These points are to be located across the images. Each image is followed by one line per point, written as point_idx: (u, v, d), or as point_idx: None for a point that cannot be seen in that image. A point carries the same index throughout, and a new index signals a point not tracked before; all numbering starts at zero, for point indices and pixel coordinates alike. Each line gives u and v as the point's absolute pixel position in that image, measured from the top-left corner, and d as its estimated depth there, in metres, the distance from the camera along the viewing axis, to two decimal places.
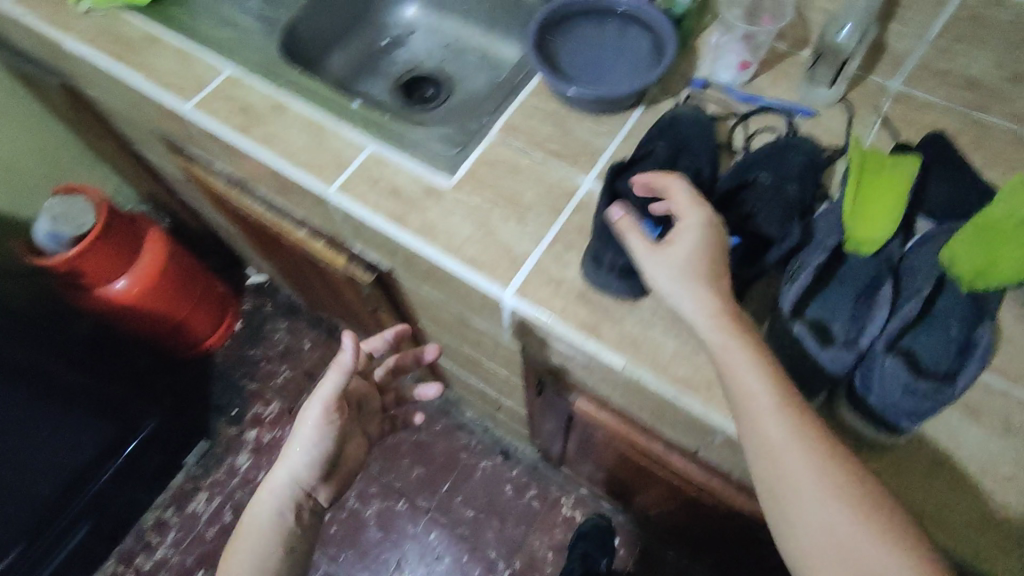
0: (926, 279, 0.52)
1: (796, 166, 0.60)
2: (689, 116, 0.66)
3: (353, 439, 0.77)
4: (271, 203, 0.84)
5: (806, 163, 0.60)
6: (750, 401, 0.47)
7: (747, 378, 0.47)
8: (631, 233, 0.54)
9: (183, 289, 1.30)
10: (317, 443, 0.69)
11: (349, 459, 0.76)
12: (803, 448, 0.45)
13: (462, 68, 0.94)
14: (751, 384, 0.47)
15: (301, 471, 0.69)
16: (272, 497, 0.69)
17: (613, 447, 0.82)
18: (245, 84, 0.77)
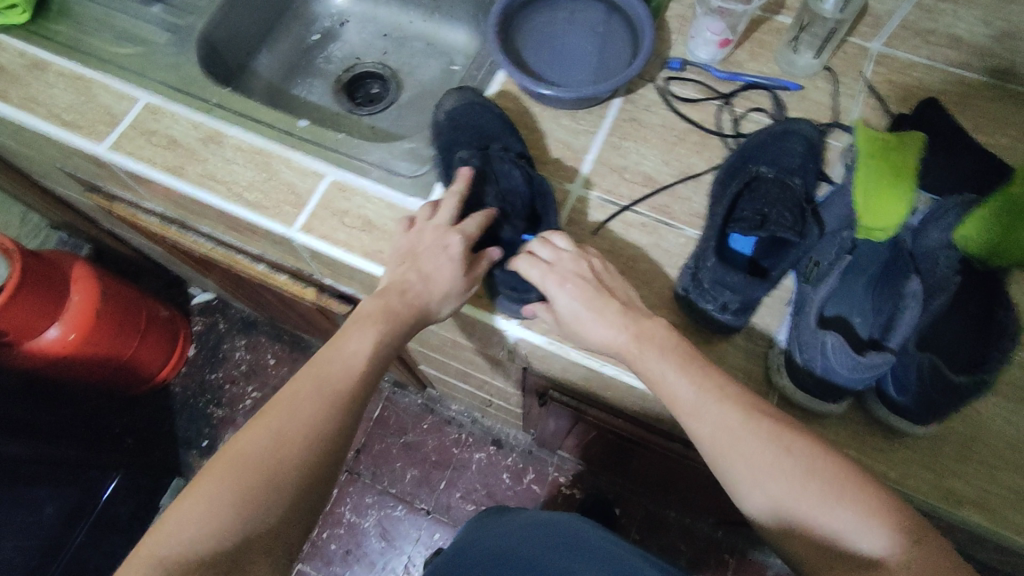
0: (945, 268, 0.50)
1: (798, 154, 0.59)
2: (457, 107, 0.65)
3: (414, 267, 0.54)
4: (220, 239, 0.75)
5: (806, 149, 0.59)
6: (716, 425, 0.45)
7: (704, 411, 0.45)
8: (559, 290, 0.51)
9: (124, 326, 1.18)
10: (460, 292, 0.55)
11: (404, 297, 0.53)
12: (779, 471, 0.43)
13: (409, 58, 0.85)
14: (707, 416, 0.45)
15: (438, 300, 0.54)
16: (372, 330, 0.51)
17: (624, 443, 0.80)
18: (168, 113, 0.66)
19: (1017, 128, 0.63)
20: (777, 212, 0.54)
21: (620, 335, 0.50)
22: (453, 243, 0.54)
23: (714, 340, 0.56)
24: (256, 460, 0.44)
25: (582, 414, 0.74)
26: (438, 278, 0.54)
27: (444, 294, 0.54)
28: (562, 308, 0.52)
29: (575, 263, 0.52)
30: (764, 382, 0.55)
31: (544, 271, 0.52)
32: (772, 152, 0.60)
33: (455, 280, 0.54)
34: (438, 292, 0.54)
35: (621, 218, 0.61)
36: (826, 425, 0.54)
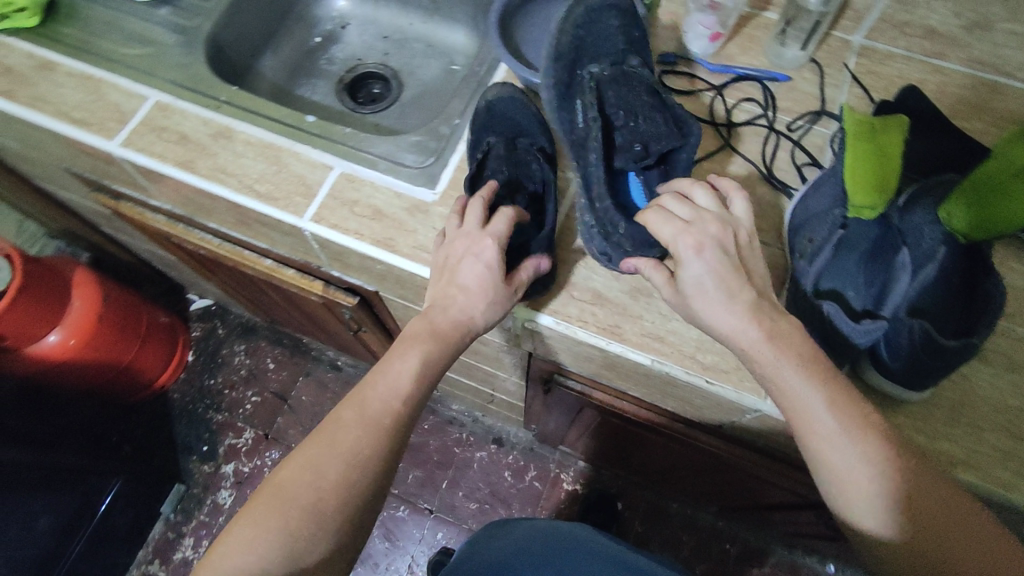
0: (931, 240, 0.52)
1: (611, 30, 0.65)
2: (504, 96, 0.67)
3: (463, 270, 0.55)
4: (229, 234, 0.77)
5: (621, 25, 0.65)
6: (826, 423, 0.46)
7: (817, 414, 0.46)
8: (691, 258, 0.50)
9: (123, 331, 1.18)
10: (504, 302, 0.55)
11: (462, 302, 0.55)
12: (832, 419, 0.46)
13: (409, 59, 0.87)
14: (824, 420, 0.46)
15: (481, 311, 0.55)
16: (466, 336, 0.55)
17: (627, 428, 0.82)
18: (177, 111, 0.68)
19: (994, 113, 0.67)
20: (647, 125, 0.60)
21: (744, 312, 0.49)
22: (489, 249, 0.55)
23: None
24: (317, 471, 0.49)
25: (586, 399, 0.76)
26: (485, 291, 0.55)
27: (487, 305, 0.55)
28: (689, 277, 0.50)
29: (717, 223, 0.52)
30: None
31: (679, 231, 0.51)
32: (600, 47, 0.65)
33: (502, 292, 0.55)
34: (482, 301, 0.55)
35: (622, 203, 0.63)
36: None
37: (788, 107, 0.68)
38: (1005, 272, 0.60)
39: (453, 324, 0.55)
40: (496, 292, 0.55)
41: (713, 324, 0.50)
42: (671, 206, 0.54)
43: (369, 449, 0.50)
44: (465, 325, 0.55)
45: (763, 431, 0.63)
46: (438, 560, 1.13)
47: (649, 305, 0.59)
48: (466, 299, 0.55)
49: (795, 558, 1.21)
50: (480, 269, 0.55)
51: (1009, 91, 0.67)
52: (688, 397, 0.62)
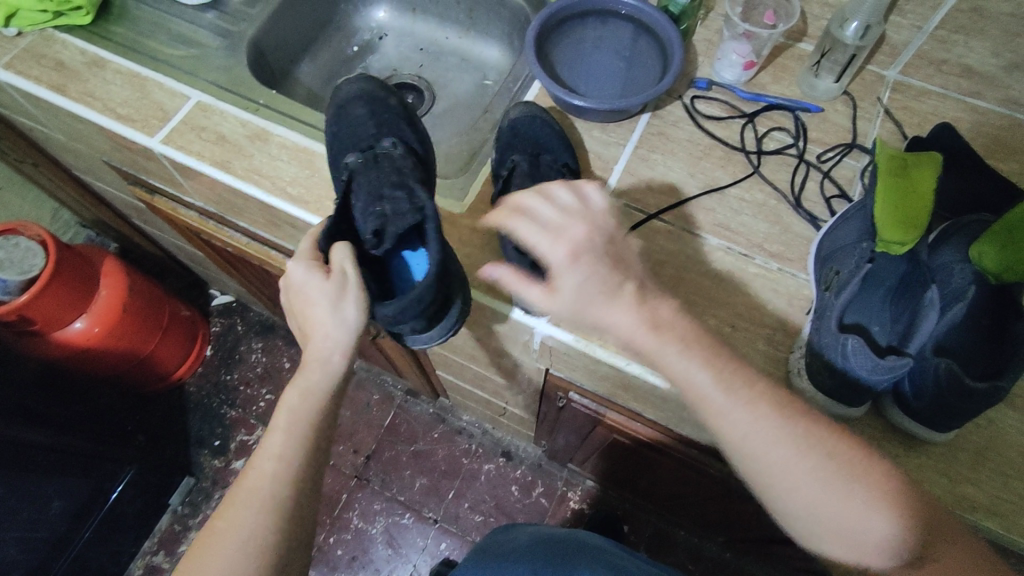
0: (961, 279, 0.52)
1: (364, 121, 0.68)
2: (522, 116, 0.67)
3: (306, 302, 0.51)
4: (257, 234, 0.78)
5: (395, 106, 0.70)
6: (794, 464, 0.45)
7: (777, 451, 0.46)
8: (562, 272, 0.49)
9: (145, 323, 1.20)
10: (343, 298, 0.50)
11: (317, 329, 0.50)
12: (797, 461, 0.45)
13: (443, 72, 0.89)
14: (780, 454, 0.46)
15: (325, 318, 0.50)
16: (334, 353, 0.51)
17: (639, 451, 0.81)
18: (217, 111, 0.70)
19: None
20: (391, 206, 0.57)
21: (631, 306, 0.49)
22: (299, 270, 0.51)
23: (734, 343, 0.58)
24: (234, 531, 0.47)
25: (599, 419, 0.76)
26: (315, 296, 0.50)
27: (330, 314, 0.50)
28: (564, 284, 0.49)
29: (583, 227, 0.51)
30: (781, 385, 0.57)
31: (549, 239, 0.50)
32: (382, 115, 0.69)
33: (333, 286, 0.50)
34: (323, 313, 0.50)
35: (648, 225, 0.64)
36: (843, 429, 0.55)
37: (819, 138, 0.68)
38: None
39: (323, 352, 0.50)
40: (328, 299, 0.50)
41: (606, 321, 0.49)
42: (539, 217, 0.51)
43: (276, 511, 0.48)
44: (322, 337, 0.50)
45: None
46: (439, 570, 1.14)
47: None
48: (315, 325, 0.50)
49: None
50: (319, 294, 0.50)
51: None
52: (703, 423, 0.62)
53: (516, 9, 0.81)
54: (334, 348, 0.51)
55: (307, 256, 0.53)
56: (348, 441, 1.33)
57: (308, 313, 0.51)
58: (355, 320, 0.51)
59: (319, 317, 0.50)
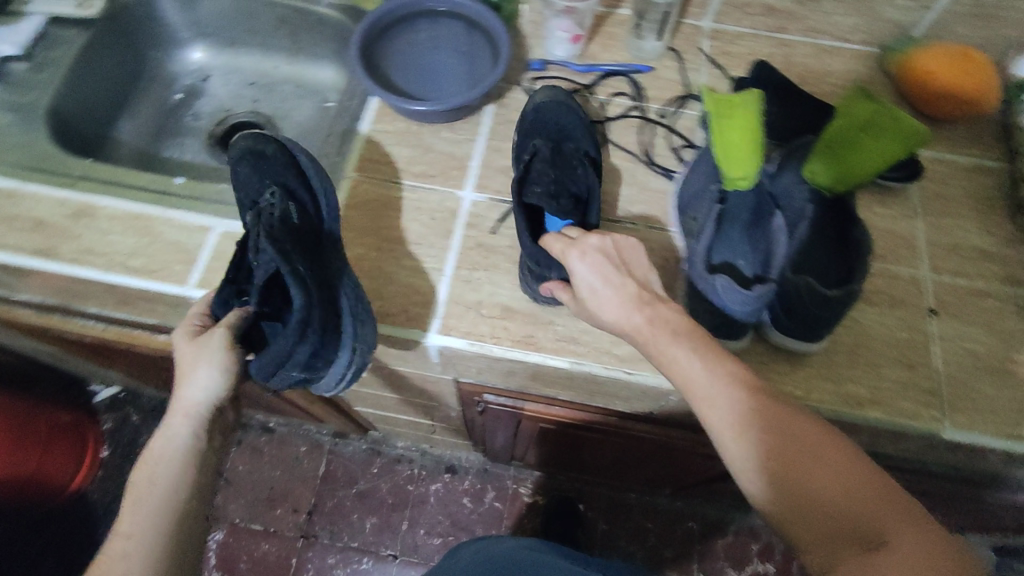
0: (801, 198, 0.58)
1: (252, 176, 0.61)
2: (549, 101, 0.65)
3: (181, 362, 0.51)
4: (112, 316, 0.71)
5: (275, 151, 0.61)
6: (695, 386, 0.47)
7: (694, 371, 0.47)
8: (577, 271, 0.51)
9: (20, 441, 1.08)
10: (213, 356, 0.50)
11: (189, 388, 0.50)
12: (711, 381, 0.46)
13: (281, 102, 0.85)
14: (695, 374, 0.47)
15: (194, 377, 0.50)
16: (183, 422, 0.50)
17: (568, 432, 0.81)
18: (27, 196, 0.63)
19: (837, 73, 0.72)
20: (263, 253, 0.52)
21: (631, 306, 0.50)
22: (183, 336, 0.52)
23: None
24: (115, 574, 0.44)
25: (520, 413, 0.75)
26: (185, 362, 0.51)
27: (197, 372, 0.50)
28: (580, 283, 0.51)
29: (598, 242, 0.52)
30: None
31: (567, 245, 0.52)
32: (266, 171, 0.61)
33: (191, 352, 0.51)
34: (188, 374, 0.50)
35: (516, 214, 0.64)
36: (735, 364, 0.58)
37: (656, 95, 0.71)
38: (871, 216, 0.64)
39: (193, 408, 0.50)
40: (197, 363, 0.50)
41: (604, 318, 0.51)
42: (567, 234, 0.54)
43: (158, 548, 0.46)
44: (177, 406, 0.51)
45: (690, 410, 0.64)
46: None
47: (559, 309, 0.59)
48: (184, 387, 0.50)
49: (753, 520, 1.25)
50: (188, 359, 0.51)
51: (844, 52, 0.73)
52: (614, 391, 0.63)
53: (339, 25, 0.78)
54: (188, 420, 0.51)
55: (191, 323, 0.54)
56: (283, 503, 1.26)
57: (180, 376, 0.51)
58: (215, 387, 0.50)
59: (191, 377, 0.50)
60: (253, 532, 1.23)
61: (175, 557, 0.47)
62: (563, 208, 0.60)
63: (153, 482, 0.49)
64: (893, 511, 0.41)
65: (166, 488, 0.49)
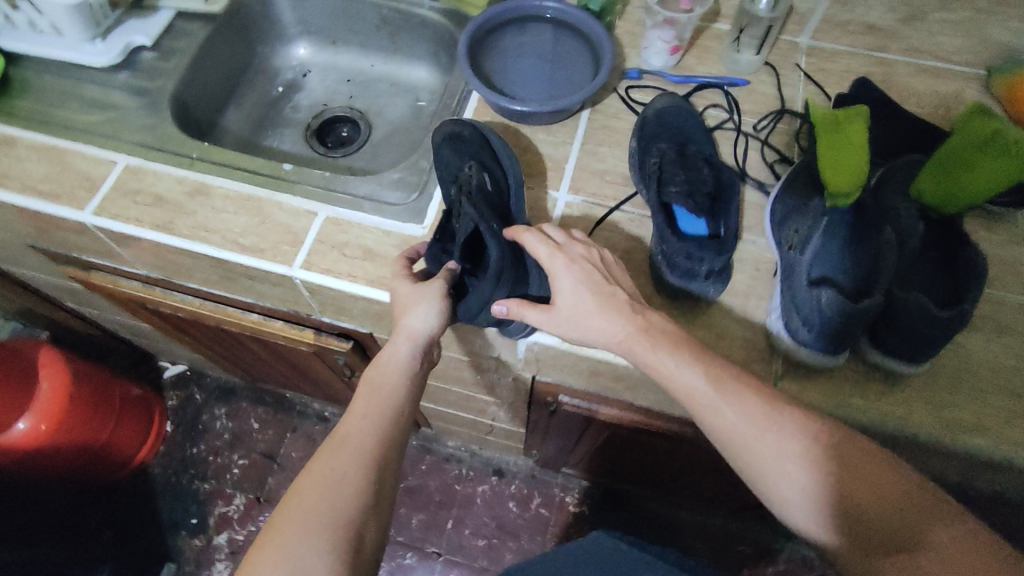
0: (907, 221, 0.55)
1: (464, 150, 0.64)
2: (669, 107, 0.65)
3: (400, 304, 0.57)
4: (211, 293, 0.74)
5: (476, 139, 0.64)
6: (732, 427, 0.51)
7: (730, 413, 0.51)
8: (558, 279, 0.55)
9: (96, 410, 1.13)
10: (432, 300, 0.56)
11: (412, 327, 0.56)
12: (753, 423, 0.50)
13: (375, 99, 0.88)
14: (729, 414, 0.50)
15: (419, 318, 0.56)
16: (406, 343, 0.56)
17: (637, 441, 0.81)
18: (150, 173, 0.67)
19: (939, 94, 0.71)
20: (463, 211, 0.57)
21: (618, 319, 0.54)
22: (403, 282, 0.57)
23: (714, 316, 0.60)
24: (353, 449, 0.51)
25: (592, 416, 0.76)
26: (405, 302, 0.56)
27: (420, 312, 0.56)
28: (561, 290, 0.55)
29: (581, 249, 0.57)
30: (765, 348, 0.59)
31: (552, 251, 0.56)
32: (464, 151, 0.64)
33: (413, 292, 0.56)
34: (412, 309, 0.56)
35: (611, 217, 0.64)
36: (829, 380, 0.57)
37: (752, 108, 0.71)
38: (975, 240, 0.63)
39: (414, 338, 0.56)
40: (421, 308, 0.56)
41: (593, 332, 0.55)
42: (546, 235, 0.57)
43: (383, 434, 0.53)
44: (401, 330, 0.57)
45: None
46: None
47: None
48: (406, 325, 0.56)
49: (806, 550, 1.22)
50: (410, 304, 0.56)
51: (945, 75, 0.72)
52: None
53: (439, 27, 0.81)
54: (413, 345, 0.56)
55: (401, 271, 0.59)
56: None
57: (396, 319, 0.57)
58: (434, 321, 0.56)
59: (418, 317, 0.56)
60: None
61: (394, 440, 0.54)
62: (696, 205, 0.58)
63: (382, 383, 0.56)
64: (925, 516, 0.47)
65: (392, 389, 0.56)
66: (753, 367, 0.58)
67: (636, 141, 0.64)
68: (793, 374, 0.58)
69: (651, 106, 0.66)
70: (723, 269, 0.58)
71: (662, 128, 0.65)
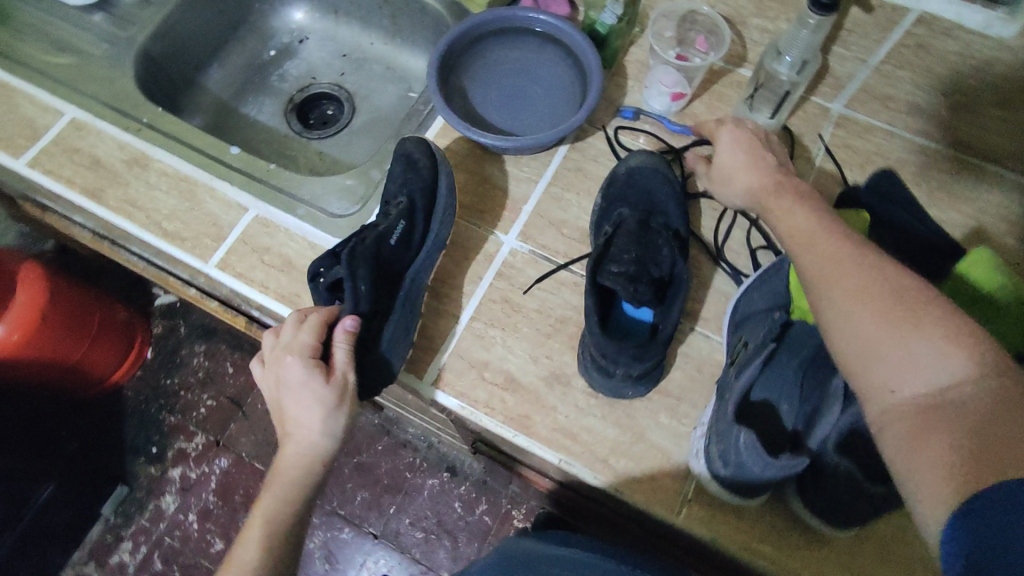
0: None
1: (396, 177, 0.59)
2: (645, 166, 0.58)
3: (297, 397, 0.49)
4: (151, 262, 0.72)
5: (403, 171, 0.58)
6: (846, 294, 0.40)
7: (850, 289, 0.39)
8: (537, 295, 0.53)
9: (73, 329, 1.15)
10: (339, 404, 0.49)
11: (307, 430, 0.49)
12: (867, 302, 0.38)
13: (366, 81, 0.82)
14: (852, 276, 0.40)
15: (318, 429, 0.49)
16: (300, 443, 0.49)
17: (563, 500, 0.76)
18: (95, 132, 0.64)
19: (979, 203, 0.60)
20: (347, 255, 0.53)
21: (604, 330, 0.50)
22: (299, 369, 0.48)
23: (634, 415, 0.53)
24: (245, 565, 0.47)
25: (514, 468, 0.71)
26: (302, 406, 0.49)
27: (321, 420, 0.49)
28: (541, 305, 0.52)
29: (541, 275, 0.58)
30: (682, 465, 0.52)
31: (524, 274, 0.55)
32: (408, 182, 0.58)
33: (320, 398, 0.49)
34: (313, 419, 0.49)
35: (554, 277, 0.58)
36: (743, 519, 0.51)
37: None
38: None
39: (305, 443, 0.49)
40: (322, 406, 0.49)
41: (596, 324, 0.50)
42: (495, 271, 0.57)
43: (282, 537, 0.48)
44: (278, 385, 0.50)
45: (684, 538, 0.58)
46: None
47: (565, 395, 0.54)
48: (303, 423, 0.49)
49: None
50: (311, 402, 0.48)
51: (995, 180, 0.61)
52: (605, 494, 0.57)
53: (437, 19, 0.74)
54: (305, 450, 0.49)
55: (306, 348, 0.49)
56: None
57: (296, 408, 0.49)
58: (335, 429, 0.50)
59: (318, 426, 0.49)
60: (255, 470, 1.28)
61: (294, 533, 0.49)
62: (637, 294, 0.51)
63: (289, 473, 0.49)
64: None
65: (296, 480, 0.49)
66: (661, 483, 0.52)
67: (601, 198, 0.59)
68: (703, 502, 0.51)
69: (631, 159, 0.59)
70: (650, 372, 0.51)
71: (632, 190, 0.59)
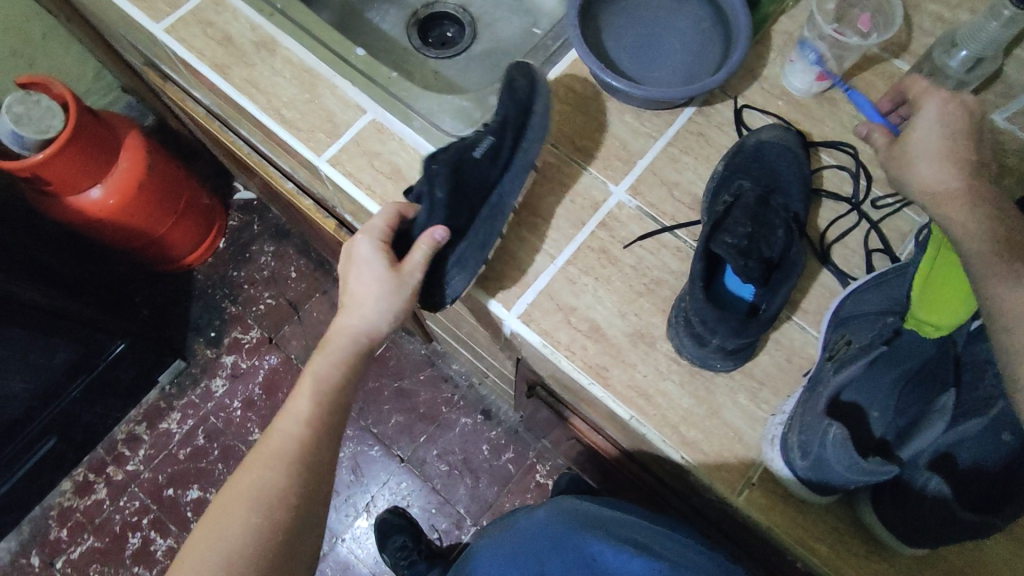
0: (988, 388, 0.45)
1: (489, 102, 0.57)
2: (775, 142, 0.56)
3: (363, 280, 0.53)
4: (257, 148, 0.74)
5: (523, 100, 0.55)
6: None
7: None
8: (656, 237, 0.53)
9: (163, 204, 1.20)
10: (398, 295, 0.52)
11: (362, 311, 0.53)
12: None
13: (491, 8, 0.80)
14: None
15: (374, 311, 0.52)
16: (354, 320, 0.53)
17: (604, 461, 0.77)
18: (229, 8, 0.64)
19: None
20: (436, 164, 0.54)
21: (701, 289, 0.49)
22: (370, 253, 0.52)
23: (713, 390, 0.53)
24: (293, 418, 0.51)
25: (567, 419, 0.72)
26: (362, 288, 0.52)
27: (378, 303, 0.52)
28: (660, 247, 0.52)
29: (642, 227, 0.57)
30: (752, 448, 0.52)
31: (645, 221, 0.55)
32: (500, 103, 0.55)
33: (381, 285, 0.52)
34: (370, 301, 0.52)
35: (657, 237, 0.57)
36: (806, 514, 0.50)
37: (882, 177, 0.58)
38: None
39: (359, 322, 0.53)
40: (381, 294, 0.52)
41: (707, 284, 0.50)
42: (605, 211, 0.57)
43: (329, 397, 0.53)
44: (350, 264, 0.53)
45: (733, 520, 0.57)
46: (386, 520, 1.20)
47: (647, 356, 0.53)
48: (360, 304, 0.53)
49: None
50: (372, 286, 0.52)
51: None
52: (662, 461, 0.57)
53: None
54: (359, 327, 0.53)
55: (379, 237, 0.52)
56: None
57: (357, 288, 0.53)
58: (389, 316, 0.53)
59: (374, 311, 0.52)
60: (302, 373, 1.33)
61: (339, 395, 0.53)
62: (748, 270, 0.49)
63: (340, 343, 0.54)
64: None
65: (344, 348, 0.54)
66: (727, 461, 0.51)
67: (722, 166, 0.56)
68: (767, 489, 0.51)
69: (760, 132, 0.57)
70: (743, 350, 0.50)
71: (755, 164, 0.56)
